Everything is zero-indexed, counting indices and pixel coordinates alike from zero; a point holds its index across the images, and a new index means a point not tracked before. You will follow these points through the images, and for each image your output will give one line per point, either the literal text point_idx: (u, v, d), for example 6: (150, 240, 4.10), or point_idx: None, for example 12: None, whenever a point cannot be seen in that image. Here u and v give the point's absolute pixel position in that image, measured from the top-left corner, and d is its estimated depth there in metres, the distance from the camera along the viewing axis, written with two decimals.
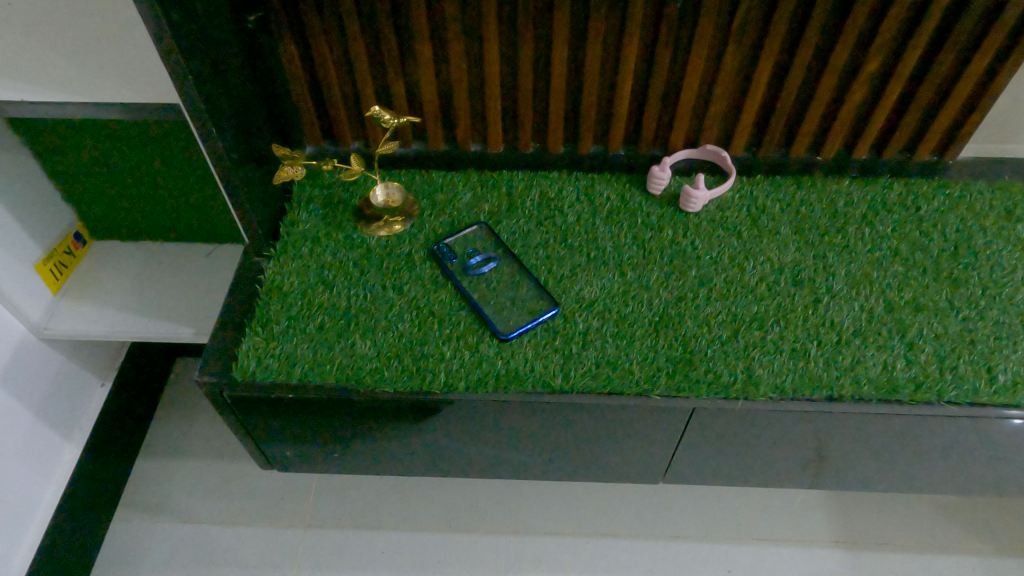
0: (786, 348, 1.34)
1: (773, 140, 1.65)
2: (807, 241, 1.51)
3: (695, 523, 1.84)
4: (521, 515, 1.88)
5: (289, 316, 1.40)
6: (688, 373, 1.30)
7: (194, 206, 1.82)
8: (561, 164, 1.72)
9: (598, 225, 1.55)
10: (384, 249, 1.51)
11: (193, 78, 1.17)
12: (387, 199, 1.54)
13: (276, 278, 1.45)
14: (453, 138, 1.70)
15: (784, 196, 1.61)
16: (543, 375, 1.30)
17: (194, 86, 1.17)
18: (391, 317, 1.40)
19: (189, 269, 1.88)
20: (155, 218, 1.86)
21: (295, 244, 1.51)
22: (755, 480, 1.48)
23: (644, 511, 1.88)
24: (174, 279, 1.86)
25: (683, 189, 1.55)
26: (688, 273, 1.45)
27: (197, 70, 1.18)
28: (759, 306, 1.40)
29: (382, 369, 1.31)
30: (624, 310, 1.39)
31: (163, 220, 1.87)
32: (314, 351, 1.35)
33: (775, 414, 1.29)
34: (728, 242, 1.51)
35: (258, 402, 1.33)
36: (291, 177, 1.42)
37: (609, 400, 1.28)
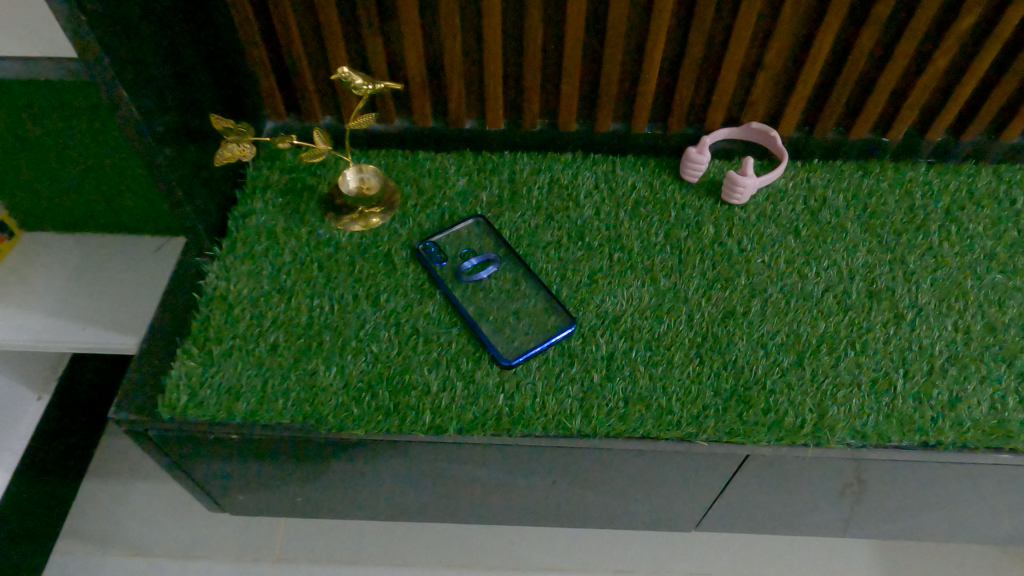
0: (864, 381, 1.05)
1: (833, 117, 1.36)
2: (881, 242, 1.22)
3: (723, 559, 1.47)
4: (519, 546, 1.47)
5: (234, 335, 1.10)
6: (742, 412, 1.02)
7: (145, 192, 1.35)
8: (574, 144, 1.43)
9: (621, 220, 1.26)
10: (357, 247, 1.22)
11: (94, 28, 0.87)
12: (360, 185, 1.23)
13: (220, 285, 1.16)
14: (443, 112, 1.40)
15: (848, 184, 1.31)
16: (557, 414, 1.01)
17: (92, 33, 0.87)
18: (363, 336, 1.10)
19: (137, 269, 1.40)
20: (96, 205, 1.38)
21: (247, 242, 1.22)
22: (806, 527, 1.21)
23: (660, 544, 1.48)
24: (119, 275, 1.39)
25: (728, 177, 1.25)
26: (736, 281, 1.17)
27: (99, 18, 0.88)
28: (827, 325, 1.11)
29: (350, 405, 1.02)
30: (658, 329, 1.11)
31: (105, 209, 1.38)
32: (266, 380, 1.06)
33: (852, 464, 1.01)
34: (783, 243, 1.22)
35: (196, 443, 1.05)
36: (235, 157, 1.10)
37: (646, 445, 1.00)
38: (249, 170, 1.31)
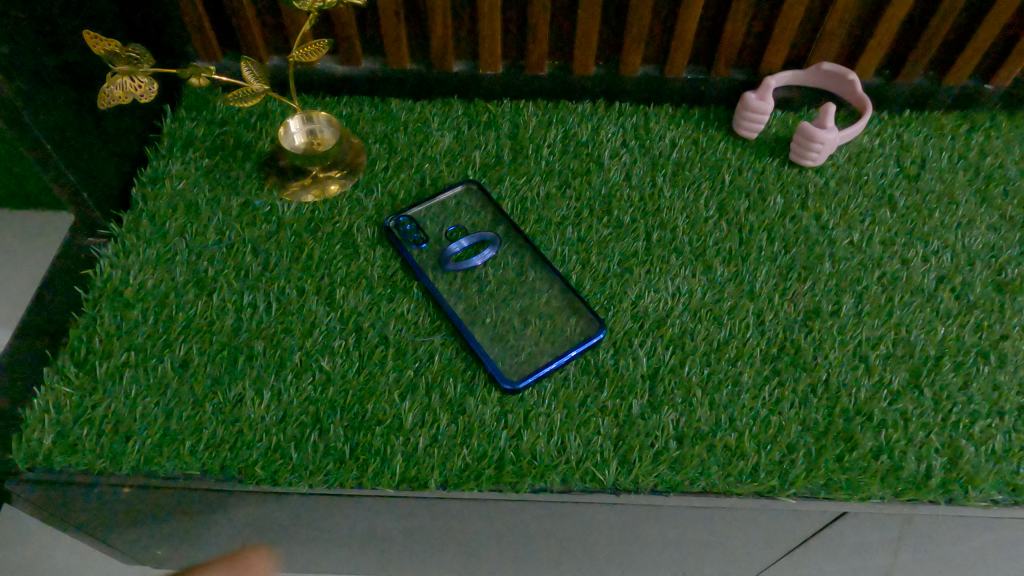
0: (1008, 410, 0.76)
1: (925, 58, 1.04)
2: (1003, 217, 0.92)
3: None
4: None
5: (128, 346, 0.78)
6: (843, 455, 0.72)
7: None
8: (592, 92, 1.11)
9: (660, 187, 0.95)
10: (305, 224, 0.90)
11: None
12: (311, 141, 0.95)
13: (115, 276, 0.84)
14: (423, 49, 1.07)
15: (950, 142, 1.01)
16: (584, 460, 0.71)
17: None
18: (309, 349, 0.79)
19: None
20: None
21: (157, 217, 0.90)
22: None
23: None
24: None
25: (800, 130, 0.95)
26: (818, 271, 0.86)
27: None
28: (948, 330, 0.82)
29: (288, 449, 0.72)
30: (718, 337, 0.80)
31: None
32: (169, 414, 0.74)
33: (999, 525, 0.72)
34: (877, 219, 0.92)
35: (76, 505, 0.72)
36: (128, 97, 0.78)
37: (711, 503, 0.70)
38: (165, 124, 0.99)
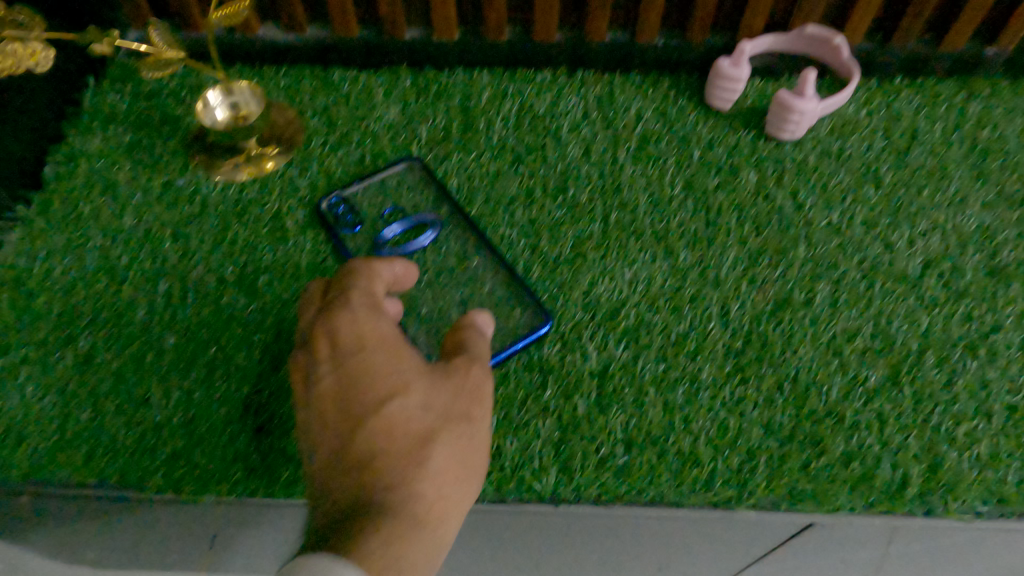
0: (998, 411, 0.68)
1: (920, 21, 0.94)
2: (1000, 195, 0.84)
3: None
4: None
5: (29, 341, 0.72)
6: (809, 463, 0.65)
7: None
8: (556, 60, 1.02)
9: (621, 163, 0.87)
10: (232, 206, 0.83)
11: None
12: (235, 116, 0.87)
13: (20, 264, 0.77)
14: (372, 15, 0.99)
15: (945, 113, 0.92)
16: (520, 468, 0.64)
17: None
18: (225, 344, 0.72)
19: None
20: None
21: (70, 199, 0.83)
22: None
23: None
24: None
25: (777, 99, 0.86)
26: (791, 255, 0.78)
27: None
28: (933, 321, 0.74)
29: (195, 456, 0.65)
30: (676, 330, 0.73)
31: None
32: (68, 416, 0.68)
33: (983, 539, 0.65)
34: (860, 197, 0.83)
35: None
36: (20, 66, 0.70)
37: (663, 514, 0.63)
38: (86, 98, 0.91)
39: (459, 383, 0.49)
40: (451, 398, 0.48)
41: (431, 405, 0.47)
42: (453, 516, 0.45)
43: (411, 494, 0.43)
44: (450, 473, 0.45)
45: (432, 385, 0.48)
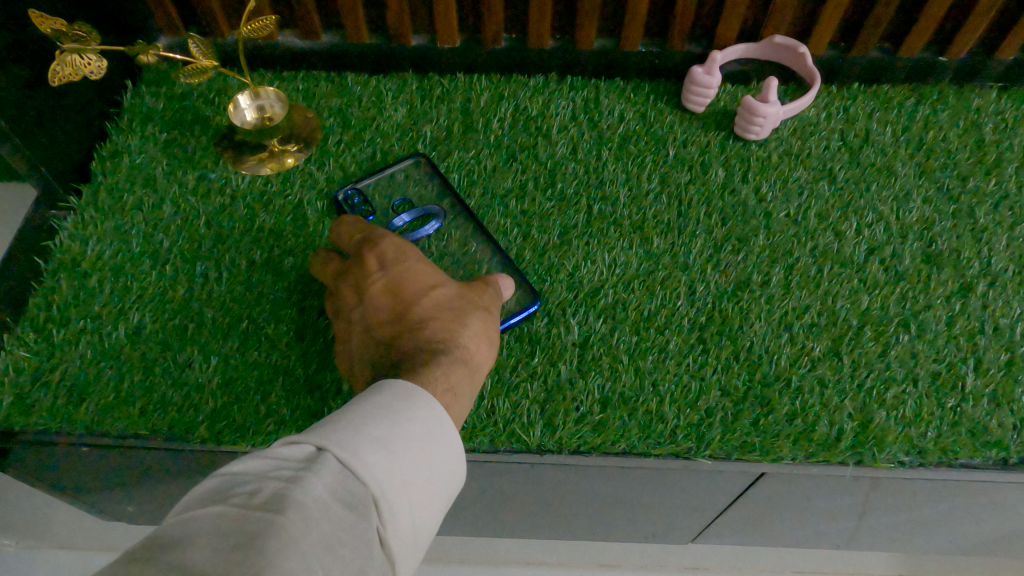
0: (923, 376, 0.79)
1: (877, 32, 1.04)
2: (940, 190, 0.94)
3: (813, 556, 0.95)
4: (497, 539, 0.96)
5: (86, 314, 0.83)
6: (758, 420, 0.76)
7: None
8: (547, 65, 1.12)
9: (604, 160, 0.97)
10: (259, 197, 0.94)
11: None
12: (260, 117, 0.98)
13: (73, 247, 0.88)
14: (381, 24, 1.09)
15: (896, 116, 1.02)
16: (511, 423, 0.75)
17: None
18: (256, 317, 0.83)
19: None
20: None
21: (115, 190, 0.94)
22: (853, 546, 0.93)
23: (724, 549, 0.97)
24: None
25: (743, 104, 0.96)
26: (751, 243, 0.89)
27: None
28: (872, 301, 0.84)
29: (232, 411, 0.76)
30: (648, 307, 0.84)
31: None
32: (121, 378, 0.79)
33: (907, 486, 0.75)
34: (815, 191, 0.94)
35: (38, 460, 0.78)
36: (78, 74, 0.81)
37: (631, 464, 0.73)
38: (126, 99, 1.02)
39: (480, 292, 0.71)
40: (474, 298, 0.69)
41: (462, 300, 0.68)
42: (483, 369, 0.63)
43: (454, 342, 0.62)
44: (479, 338, 0.64)
45: (461, 290, 0.70)
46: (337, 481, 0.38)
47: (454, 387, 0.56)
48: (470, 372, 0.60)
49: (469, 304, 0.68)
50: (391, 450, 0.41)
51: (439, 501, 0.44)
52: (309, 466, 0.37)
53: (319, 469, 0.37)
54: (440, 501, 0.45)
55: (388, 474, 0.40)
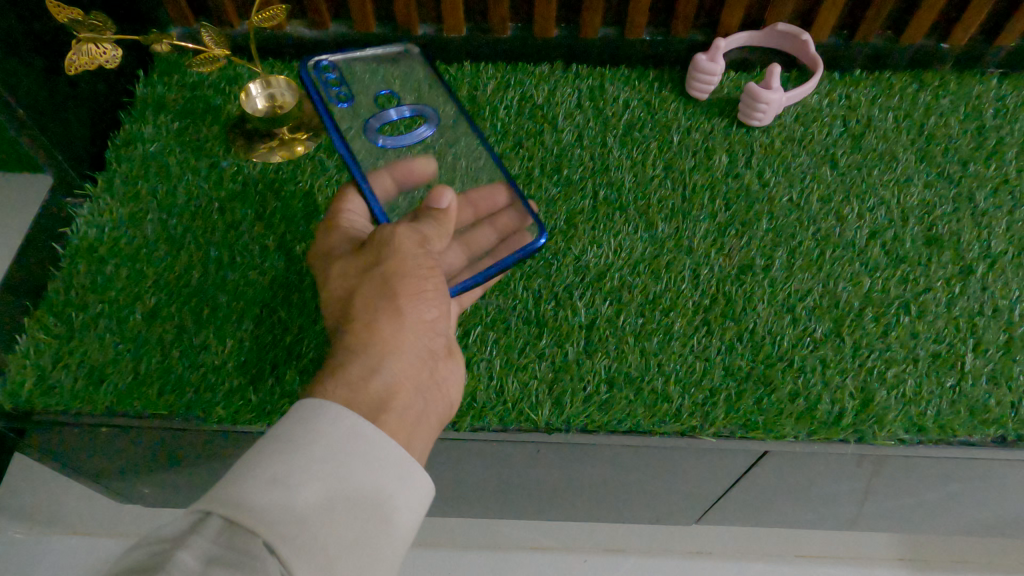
0: (922, 356, 0.80)
1: (879, 20, 1.06)
2: (941, 175, 0.96)
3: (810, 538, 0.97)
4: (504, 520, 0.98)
5: (104, 299, 0.85)
6: (762, 398, 0.77)
7: None
8: (552, 54, 1.14)
9: (609, 147, 0.99)
10: (270, 184, 0.95)
11: None
12: (272, 105, 0.99)
13: (91, 234, 0.90)
14: (388, 14, 1.10)
15: (897, 102, 1.04)
16: (519, 402, 0.77)
17: None
18: (269, 300, 0.85)
19: None
20: None
21: (130, 178, 0.95)
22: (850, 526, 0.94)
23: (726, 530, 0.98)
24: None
25: (747, 90, 0.97)
26: (755, 228, 0.91)
27: None
28: (873, 283, 0.86)
29: (247, 390, 0.78)
30: (653, 289, 0.85)
31: None
32: (139, 359, 0.81)
33: (909, 463, 0.77)
34: (817, 176, 0.95)
35: (59, 440, 0.80)
36: (94, 63, 0.83)
37: (638, 442, 0.75)
38: (139, 89, 1.03)
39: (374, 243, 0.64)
40: (368, 259, 0.63)
41: (354, 270, 0.63)
42: (388, 335, 0.57)
43: (350, 334, 0.58)
44: (371, 313, 0.59)
45: (355, 257, 0.64)
46: (224, 532, 0.39)
47: (356, 378, 0.54)
48: (372, 347, 0.56)
49: (356, 271, 0.63)
50: (285, 485, 0.42)
51: (368, 516, 0.45)
52: (194, 529, 0.39)
53: (202, 531, 0.39)
54: (375, 515, 0.45)
55: (283, 511, 0.41)
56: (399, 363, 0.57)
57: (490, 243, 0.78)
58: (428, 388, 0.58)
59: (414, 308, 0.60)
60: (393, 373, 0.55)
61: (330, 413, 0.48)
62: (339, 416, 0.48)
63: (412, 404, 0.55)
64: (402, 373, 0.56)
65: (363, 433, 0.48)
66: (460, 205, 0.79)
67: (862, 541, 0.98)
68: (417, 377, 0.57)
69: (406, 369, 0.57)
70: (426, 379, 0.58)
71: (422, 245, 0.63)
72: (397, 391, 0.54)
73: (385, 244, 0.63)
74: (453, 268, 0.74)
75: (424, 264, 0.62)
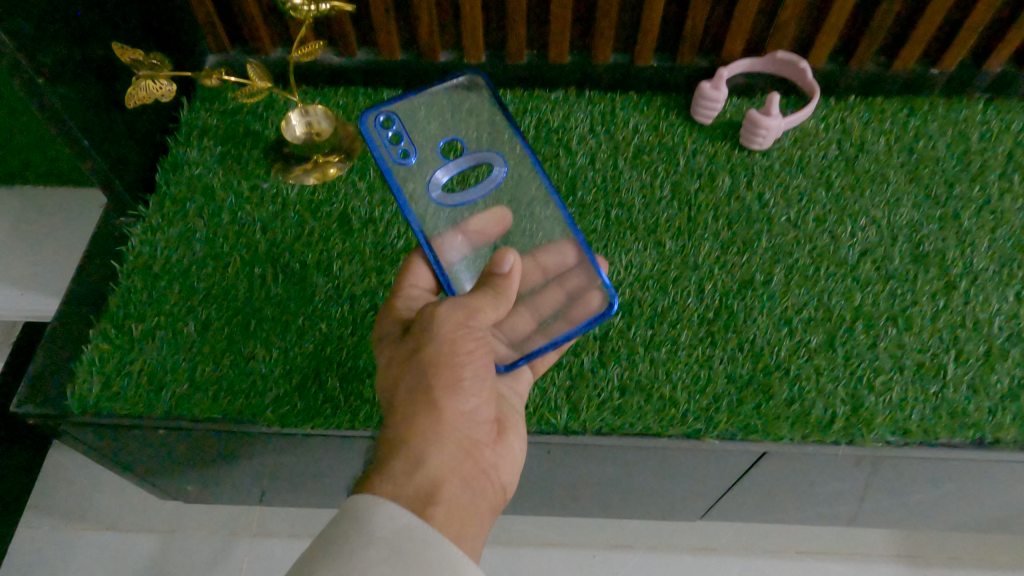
0: (908, 366, 0.88)
1: (872, 49, 1.13)
2: (927, 196, 1.03)
3: (802, 534, 1.05)
4: (521, 515, 1.06)
5: (160, 313, 0.93)
6: (761, 405, 0.85)
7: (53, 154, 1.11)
8: (566, 80, 1.21)
9: (620, 170, 1.06)
10: (307, 205, 1.03)
11: None
12: (310, 131, 1.06)
13: (144, 251, 0.98)
14: (413, 42, 1.18)
15: (888, 126, 1.11)
16: (539, 408, 0.84)
17: None
18: (310, 314, 0.93)
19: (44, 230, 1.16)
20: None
21: (177, 199, 1.03)
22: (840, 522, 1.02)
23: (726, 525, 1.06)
24: (61, 241, 1.15)
25: (748, 117, 1.05)
26: (755, 246, 0.98)
27: None
28: (864, 297, 0.93)
29: (292, 396, 0.86)
30: (661, 303, 0.93)
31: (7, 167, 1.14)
32: (193, 367, 0.89)
33: (894, 462, 0.84)
34: (813, 198, 1.03)
35: (120, 441, 0.87)
36: (151, 97, 0.92)
37: (647, 444, 0.82)
38: (183, 115, 1.11)
39: (423, 325, 0.64)
40: (417, 340, 0.63)
41: (405, 352, 0.64)
42: (428, 427, 0.60)
43: (398, 422, 0.61)
44: (417, 402, 0.61)
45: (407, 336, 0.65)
46: None
47: (401, 473, 0.57)
48: (414, 440, 0.59)
49: (405, 352, 0.64)
50: None
51: None
52: None
53: None
54: None
55: None
56: (444, 454, 0.59)
57: (559, 305, 0.78)
58: (473, 476, 0.61)
59: (456, 395, 0.62)
60: (437, 465, 0.58)
61: (384, 513, 0.51)
62: (393, 513, 0.51)
63: (457, 495, 0.57)
64: (446, 463, 0.59)
65: (414, 524, 0.51)
66: (529, 269, 0.80)
67: (855, 535, 1.05)
68: (461, 467, 0.60)
69: (450, 460, 0.60)
70: (470, 467, 0.61)
71: (468, 322, 0.64)
72: (441, 483, 0.57)
73: (429, 325, 0.63)
74: (522, 334, 0.76)
75: (467, 345, 0.63)
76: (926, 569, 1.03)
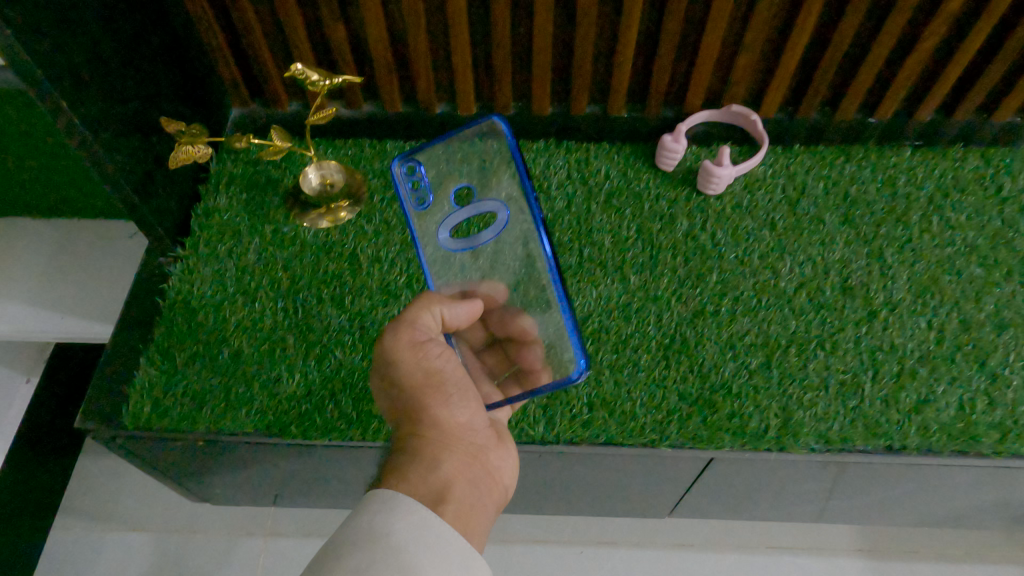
0: (832, 384, 1.04)
1: (813, 104, 1.29)
2: (857, 235, 1.19)
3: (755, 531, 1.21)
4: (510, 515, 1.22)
5: (199, 341, 1.09)
6: (707, 418, 1.01)
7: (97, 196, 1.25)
8: (548, 129, 1.38)
9: (593, 214, 1.23)
10: (322, 245, 1.20)
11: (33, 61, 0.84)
12: (324, 182, 1.23)
13: (183, 289, 1.14)
14: (412, 98, 1.34)
15: (827, 172, 1.27)
16: (521, 421, 1.00)
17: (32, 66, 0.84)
18: (327, 342, 1.09)
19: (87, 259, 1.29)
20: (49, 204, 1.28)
21: (210, 242, 1.20)
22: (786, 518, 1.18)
23: (688, 523, 1.22)
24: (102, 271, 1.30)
25: (703, 166, 1.21)
26: (707, 280, 1.14)
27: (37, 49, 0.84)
28: (797, 325, 1.09)
29: (313, 413, 1.02)
30: (625, 331, 1.09)
31: (59, 207, 1.28)
32: (229, 388, 1.05)
33: (820, 466, 1.00)
34: (758, 237, 1.19)
35: (167, 453, 1.03)
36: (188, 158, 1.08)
37: (610, 451, 0.98)
38: (212, 165, 1.28)
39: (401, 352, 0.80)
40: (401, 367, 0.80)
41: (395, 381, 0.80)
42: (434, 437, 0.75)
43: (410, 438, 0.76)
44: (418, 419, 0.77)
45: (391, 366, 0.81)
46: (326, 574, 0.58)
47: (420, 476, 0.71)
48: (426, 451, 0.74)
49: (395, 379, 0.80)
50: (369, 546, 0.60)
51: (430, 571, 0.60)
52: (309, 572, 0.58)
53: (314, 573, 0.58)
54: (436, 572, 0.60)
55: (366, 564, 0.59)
56: (453, 459, 0.75)
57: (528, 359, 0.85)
58: (480, 477, 0.76)
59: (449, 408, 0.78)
60: (450, 468, 0.73)
61: (402, 504, 0.65)
62: (410, 504, 0.65)
63: (466, 493, 0.72)
64: (456, 467, 0.74)
65: (426, 513, 0.64)
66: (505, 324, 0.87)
67: (801, 532, 1.21)
68: (469, 469, 0.75)
69: (459, 464, 0.75)
70: (478, 468, 0.76)
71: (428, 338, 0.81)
72: (453, 483, 0.72)
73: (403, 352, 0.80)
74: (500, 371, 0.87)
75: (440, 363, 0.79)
76: (860, 562, 1.18)
